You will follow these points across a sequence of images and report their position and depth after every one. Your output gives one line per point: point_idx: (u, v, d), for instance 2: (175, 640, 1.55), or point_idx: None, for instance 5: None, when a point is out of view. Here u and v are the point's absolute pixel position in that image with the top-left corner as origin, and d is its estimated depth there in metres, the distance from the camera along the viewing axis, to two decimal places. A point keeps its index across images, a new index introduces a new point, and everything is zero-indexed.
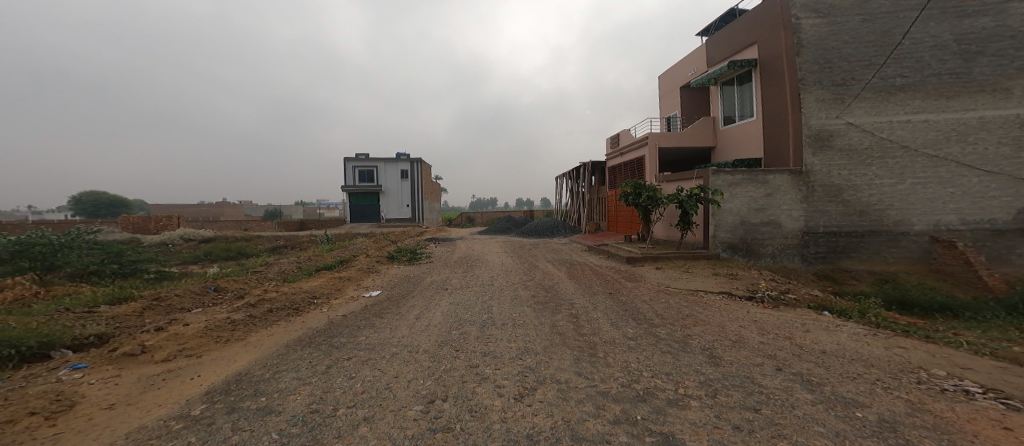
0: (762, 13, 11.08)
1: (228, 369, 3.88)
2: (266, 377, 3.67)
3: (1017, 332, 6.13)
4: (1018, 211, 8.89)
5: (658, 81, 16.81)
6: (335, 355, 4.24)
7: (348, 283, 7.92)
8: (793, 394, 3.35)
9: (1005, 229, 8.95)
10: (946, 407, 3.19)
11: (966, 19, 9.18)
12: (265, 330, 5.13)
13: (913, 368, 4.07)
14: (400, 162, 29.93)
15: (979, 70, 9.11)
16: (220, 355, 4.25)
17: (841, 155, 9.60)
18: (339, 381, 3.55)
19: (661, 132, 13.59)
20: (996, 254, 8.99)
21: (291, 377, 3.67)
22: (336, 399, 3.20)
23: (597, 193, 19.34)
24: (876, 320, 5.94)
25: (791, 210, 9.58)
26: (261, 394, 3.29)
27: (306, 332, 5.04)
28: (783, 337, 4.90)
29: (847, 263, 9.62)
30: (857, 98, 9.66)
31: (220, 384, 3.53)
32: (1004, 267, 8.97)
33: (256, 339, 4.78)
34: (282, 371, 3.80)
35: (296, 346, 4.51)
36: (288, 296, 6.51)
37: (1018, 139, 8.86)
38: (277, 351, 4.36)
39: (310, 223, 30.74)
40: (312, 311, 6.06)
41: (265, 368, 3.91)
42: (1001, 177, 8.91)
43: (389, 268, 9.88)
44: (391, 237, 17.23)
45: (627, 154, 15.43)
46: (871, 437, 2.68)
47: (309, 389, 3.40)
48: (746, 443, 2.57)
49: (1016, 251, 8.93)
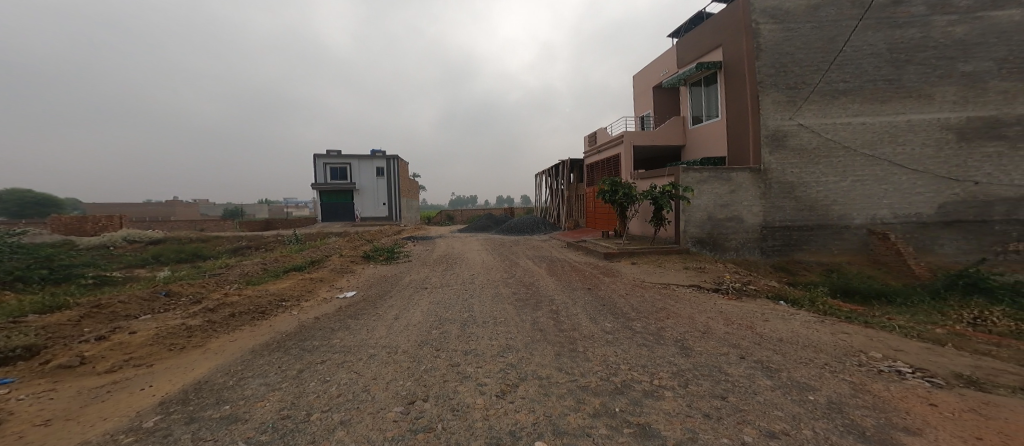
0: (725, 17, 11.50)
1: (184, 377, 3.63)
2: (229, 385, 3.46)
3: (940, 315, 6.86)
4: (940, 206, 9.90)
5: (631, 80, 17.30)
6: (308, 358, 4.08)
7: (320, 284, 7.60)
8: (755, 380, 3.57)
9: (929, 222, 9.93)
10: (882, 387, 3.52)
11: (898, 30, 10.06)
12: (227, 336, 4.85)
13: (854, 351, 4.46)
14: (376, 159, 28.97)
15: (908, 77, 10.03)
16: (175, 364, 3.96)
17: (795, 155, 10.30)
18: (313, 385, 3.42)
19: (635, 130, 13.93)
20: (923, 245, 9.96)
21: (259, 383, 3.49)
22: (310, 404, 3.08)
23: (575, 191, 19.63)
24: (825, 307, 6.44)
25: (751, 206, 10.17)
26: (225, 403, 3.11)
27: (274, 336, 4.81)
28: (746, 326, 5.21)
29: (800, 255, 10.33)
30: (807, 101, 10.36)
31: (177, 394, 3.29)
32: (928, 257, 9.96)
33: (218, 345, 4.51)
34: (249, 377, 3.61)
35: (263, 351, 4.31)
36: (253, 300, 6.16)
37: (939, 141, 9.85)
38: (241, 358, 4.12)
39: (276, 223, 29.23)
40: (280, 315, 5.76)
41: (228, 375, 3.69)
42: (925, 175, 9.90)
43: (365, 268, 9.58)
44: (366, 236, 16.71)
45: (605, 151, 15.69)
46: (821, 418, 2.91)
47: (279, 395, 3.25)
48: (715, 430, 2.72)
49: (938, 242, 9.93)
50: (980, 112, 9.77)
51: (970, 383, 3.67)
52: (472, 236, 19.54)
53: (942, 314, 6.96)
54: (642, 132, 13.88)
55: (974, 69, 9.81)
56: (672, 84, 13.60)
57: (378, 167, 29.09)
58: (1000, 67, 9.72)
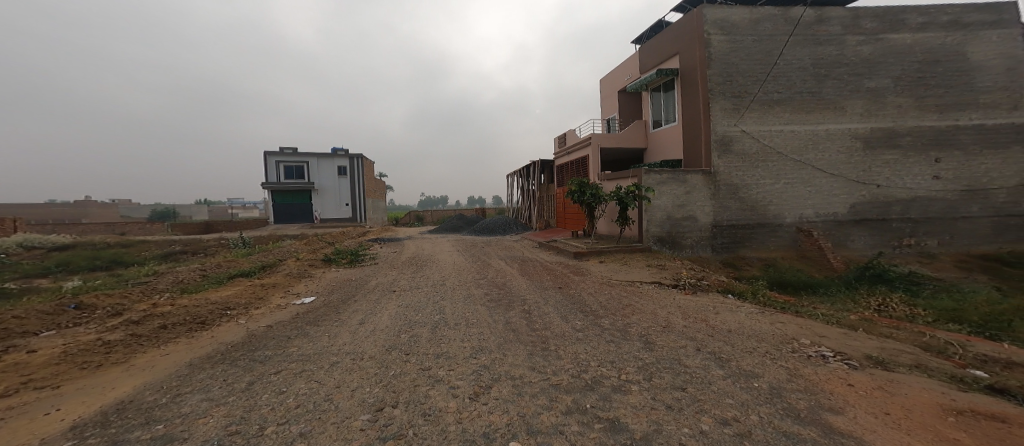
0: (682, 26, 12.14)
1: (103, 397, 3.20)
2: (161, 403, 3.10)
3: (853, 303, 7.74)
4: (851, 206, 11.19)
5: (599, 84, 17.79)
6: (259, 369, 3.76)
7: (272, 290, 7.07)
8: (710, 371, 3.80)
9: (843, 220, 11.20)
10: (812, 370, 3.89)
11: (820, 47, 11.21)
12: (157, 350, 4.34)
13: (788, 339, 4.89)
14: (338, 158, 27.49)
15: (828, 90, 11.21)
16: (90, 383, 3.48)
17: (739, 159, 11.13)
18: (266, 398, 3.15)
19: (603, 133, 14.35)
20: (838, 240, 11.23)
21: (199, 399, 3.16)
22: (263, 416, 2.84)
23: (546, 191, 19.92)
24: (765, 299, 7.02)
25: (703, 206, 10.84)
26: (158, 422, 2.78)
27: (217, 348, 4.38)
28: (700, 320, 5.54)
29: (743, 251, 11.18)
30: (749, 109, 11.24)
31: (94, 416, 2.89)
32: (843, 251, 11.23)
33: (146, 361, 4.02)
34: (186, 394, 3.25)
35: (204, 364, 3.90)
36: (190, 310, 5.58)
37: (849, 149, 11.13)
38: (176, 373, 3.70)
39: (216, 225, 26.80)
40: (224, 325, 5.27)
41: (161, 392, 3.30)
42: (842, 179, 11.14)
43: (325, 272, 9.05)
44: (328, 239, 15.83)
45: (574, 152, 16.04)
46: (765, 403, 3.15)
47: (225, 409, 2.96)
48: (677, 420, 2.85)
49: (851, 238, 11.23)
50: (882, 123, 11.15)
51: (877, 363, 4.15)
52: (444, 236, 20.06)
53: (856, 302, 7.84)
54: (609, 134, 14.34)
55: (876, 85, 11.18)
56: (637, 89, 14.20)
57: (340, 166, 27.62)
58: (897, 84, 11.16)
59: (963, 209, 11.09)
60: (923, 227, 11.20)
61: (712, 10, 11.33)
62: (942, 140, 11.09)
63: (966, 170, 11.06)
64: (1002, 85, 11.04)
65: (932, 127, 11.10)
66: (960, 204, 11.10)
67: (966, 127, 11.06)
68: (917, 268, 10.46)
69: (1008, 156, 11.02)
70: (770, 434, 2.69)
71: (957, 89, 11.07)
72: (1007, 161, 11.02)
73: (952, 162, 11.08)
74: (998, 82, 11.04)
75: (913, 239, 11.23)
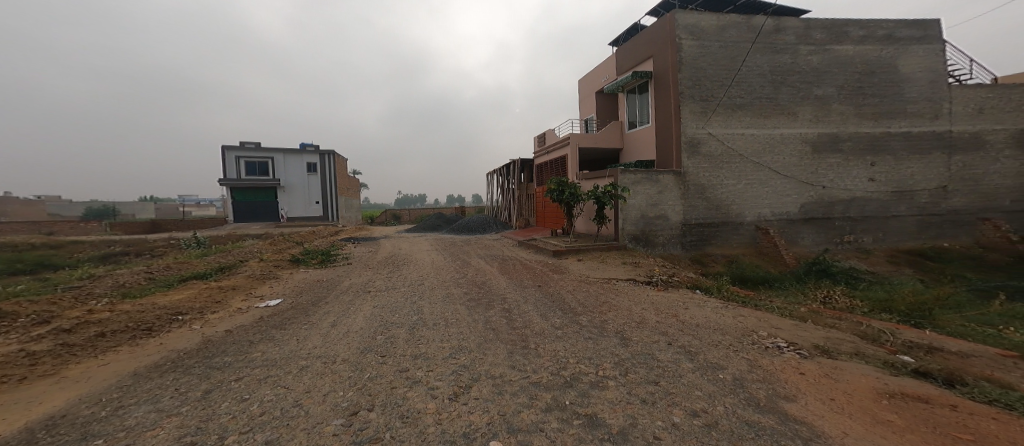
0: (656, 30, 12.46)
1: (29, 413, 2.89)
2: (101, 416, 2.84)
3: (804, 296, 8.28)
4: (801, 206, 11.97)
5: (578, 84, 18.01)
6: (216, 377, 3.53)
7: (232, 293, 6.67)
8: (680, 364, 3.94)
9: (794, 219, 11.96)
10: (770, 361, 4.12)
11: (778, 55, 11.86)
12: (95, 360, 3.98)
13: (748, 331, 5.15)
14: (306, 154, 26.37)
15: (783, 96, 11.89)
16: (13, 399, 3.14)
17: (706, 160, 11.61)
18: (226, 406, 2.97)
19: (581, 133, 14.54)
20: (790, 238, 11.98)
21: (147, 410, 2.93)
22: (224, 425, 2.68)
23: (525, 190, 20.00)
24: (729, 294, 7.37)
25: (674, 205, 11.22)
26: (99, 437, 2.56)
27: (166, 356, 4.07)
28: (672, 315, 5.73)
29: (709, 248, 11.68)
30: (715, 113, 11.73)
31: (17, 435, 2.61)
32: (795, 247, 11.99)
33: (80, 372, 3.67)
34: (130, 405, 3.00)
35: (151, 374, 3.62)
36: (134, 316, 5.16)
37: (801, 153, 11.89)
38: (117, 384, 3.41)
39: (164, 223, 24.97)
40: (175, 331, 4.91)
41: (100, 404, 3.03)
42: (794, 181, 11.90)
43: (293, 273, 8.65)
44: (296, 238, 15.14)
45: (553, 152, 16.16)
46: (729, 394, 3.29)
47: (178, 420, 2.77)
48: (651, 414, 2.93)
49: (801, 235, 12.02)
50: (828, 129, 11.96)
51: (824, 352, 4.45)
52: (421, 236, 19.01)
53: (806, 295, 8.38)
54: (587, 134, 14.54)
55: (823, 93, 11.97)
56: (614, 90, 14.48)
57: (309, 162, 26.51)
58: (840, 93, 12.00)
59: (893, 209, 12.18)
60: (863, 225, 12.17)
61: (683, 15, 11.70)
62: (877, 146, 12.09)
63: (896, 173, 12.14)
64: (927, 96, 12.14)
65: (869, 133, 12.05)
66: (891, 204, 12.18)
67: (897, 134, 12.11)
68: (856, 262, 11.35)
69: (929, 161, 12.16)
70: (734, 424, 2.80)
71: (891, 99, 12.07)
72: (930, 166, 12.16)
73: (886, 166, 12.12)
74: (923, 93, 12.13)
75: (852, 236, 12.18)
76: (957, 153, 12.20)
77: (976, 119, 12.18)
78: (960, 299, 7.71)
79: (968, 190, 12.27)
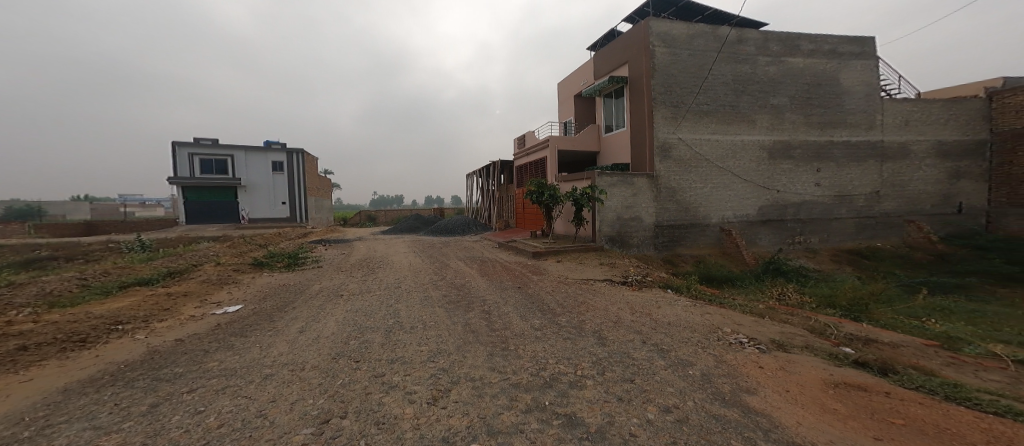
0: (631, 36, 12.78)
1: None
2: (25, 437, 2.59)
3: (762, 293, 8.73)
4: (759, 208, 12.64)
5: (557, 87, 18.22)
6: (164, 389, 3.30)
7: (183, 300, 6.24)
8: (654, 361, 4.05)
9: (753, 221, 12.62)
10: (733, 356, 4.31)
11: (740, 65, 12.48)
12: (16, 376, 3.61)
13: (713, 328, 5.37)
14: (272, 152, 25.20)
15: (745, 104, 12.52)
16: None
17: (676, 164, 12.03)
18: (180, 419, 2.78)
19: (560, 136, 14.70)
20: (750, 239, 12.63)
21: (81, 428, 2.69)
22: (177, 442, 2.50)
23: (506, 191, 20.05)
24: (697, 292, 7.66)
25: (647, 207, 11.54)
26: None
27: (103, 369, 3.75)
28: (645, 314, 5.89)
29: (680, 249, 12.11)
30: (685, 118, 12.18)
31: None
32: (754, 248, 12.64)
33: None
34: (60, 424, 2.75)
35: (84, 389, 3.32)
36: (65, 327, 4.72)
37: (759, 158, 12.57)
38: (44, 401, 3.11)
39: (100, 225, 23.04)
40: (114, 342, 4.53)
41: (23, 424, 2.75)
42: (750, 185, 12.54)
43: (255, 277, 8.22)
44: (260, 241, 14.39)
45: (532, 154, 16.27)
46: (698, 389, 3.42)
47: (122, 437, 2.57)
48: (627, 411, 2.99)
49: (759, 237, 12.69)
50: (782, 136, 12.69)
51: (780, 346, 4.70)
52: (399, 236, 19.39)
53: (764, 293, 8.84)
54: (566, 137, 14.72)
55: (778, 102, 12.69)
56: (592, 94, 14.75)
57: (275, 161, 25.36)
58: (793, 102, 12.76)
59: (841, 211, 13.11)
60: (812, 227, 13.00)
61: (657, 23, 12.07)
62: (829, 153, 12.95)
63: (843, 178, 13.08)
64: (866, 108, 13.15)
65: (817, 141, 12.90)
66: (841, 207, 13.08)
67: (842, 143, 13.04)
68: (805, 261, 12.14)
69: (865, 168, 13.19)
70: (703, 418, 2.91)
71: (841, 109, 12.98)
72: (869, 172, 13.19)
73: (832, 172, 13.02)
74: (860, 105, 13.12)
75: (802, 237, 12.99)
76: (890, 161, 13.34)
77: (903, 131, 13.34)
78: (892, 294, 8.43)
79: (895, 195, 13.42)
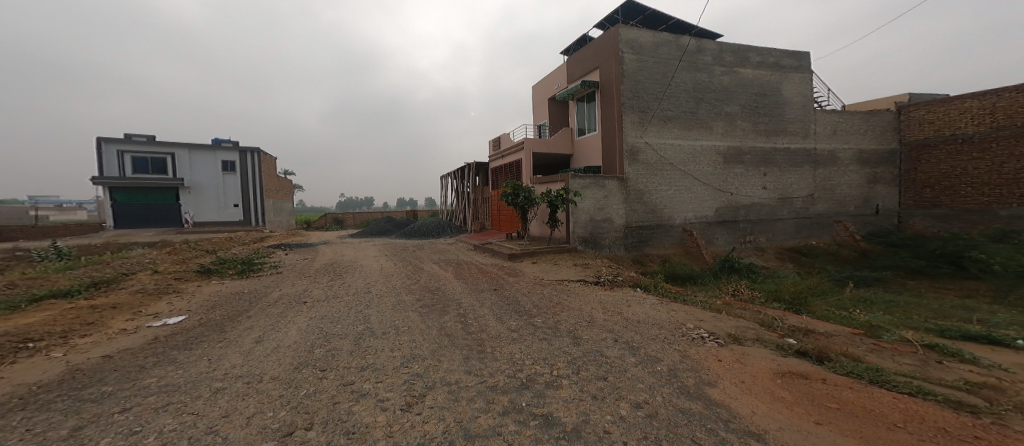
0: (602, 42, 13.11)
1: None
2: None
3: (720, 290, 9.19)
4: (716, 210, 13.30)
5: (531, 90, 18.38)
6: (91, 411, 3.00)
7: (111, 313, 5.70)
8: (625, 359, 4.17)
9: (711, 222, 13.28)
10: (696, 351, 4.50)
11: (700, 73, 13.13)
12: None
13: (679, 325, 5.59)
14: (221, 150, 23.72)
15: (704, 111, 13.17)
16: None
17: (644, 167, 12.46)
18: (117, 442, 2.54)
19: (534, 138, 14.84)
20: (710, 239, 13.27)
21: None
22: None
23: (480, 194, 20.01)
24: (663, 291, 7.95)
25: (618, 209, 11.86)
26: None
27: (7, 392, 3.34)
28: (617, 313, 6.05)
29: (647, 249, 12.53)
30: (651, 123, 12.63)
31: None
32: (713, 247, 13.30)
33: None
34: None
35: None
36: None
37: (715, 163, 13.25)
38: None
39: (15, 230, 20.61)
40: (24, 361, 4.05)
41: None
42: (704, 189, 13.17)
43: (202, 286, 7.68)
44: (211, 246, 13.44)
45: (507, 156, 16.32)
46: (666, 384, 3.54)
47: None
48: (601, 409, 3.05)
49: (716, 238, 13.36)
50: (733, 142, 13.45)
51: (735, 340, 4.97)
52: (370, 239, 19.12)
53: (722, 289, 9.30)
54: (540, 139, 14.88)
55: (731, 110, 13.43)
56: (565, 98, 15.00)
57: (225, 160, 23.87)
58: (743, 110, 13.55)
59: (791, 212, 14.08)
60: (760, 227, 13.87)
61: (626, 30, 12.46)
62: (779, 158, 13.87)
63: (792, 182, 14.06)
64: (805, 117, 14.21)
65: (762, 147, 13.77)
66: (791, 208, 14.05)
67: (785, 149, 14.01)
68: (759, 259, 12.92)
69: (802, 173, 14.22)
70: (671, 412, 3.02)
71: (789, 118, 13.95)
72: (815, 176, 14.27)
73: (776, 176, 13.95)
74: (804, 114, 14.16)
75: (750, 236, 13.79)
76: (832, 166, 14.50)
77: (832, 139, 14.50)
78: (828, 287, 9.18)
79: (832, 198, 14.59)
